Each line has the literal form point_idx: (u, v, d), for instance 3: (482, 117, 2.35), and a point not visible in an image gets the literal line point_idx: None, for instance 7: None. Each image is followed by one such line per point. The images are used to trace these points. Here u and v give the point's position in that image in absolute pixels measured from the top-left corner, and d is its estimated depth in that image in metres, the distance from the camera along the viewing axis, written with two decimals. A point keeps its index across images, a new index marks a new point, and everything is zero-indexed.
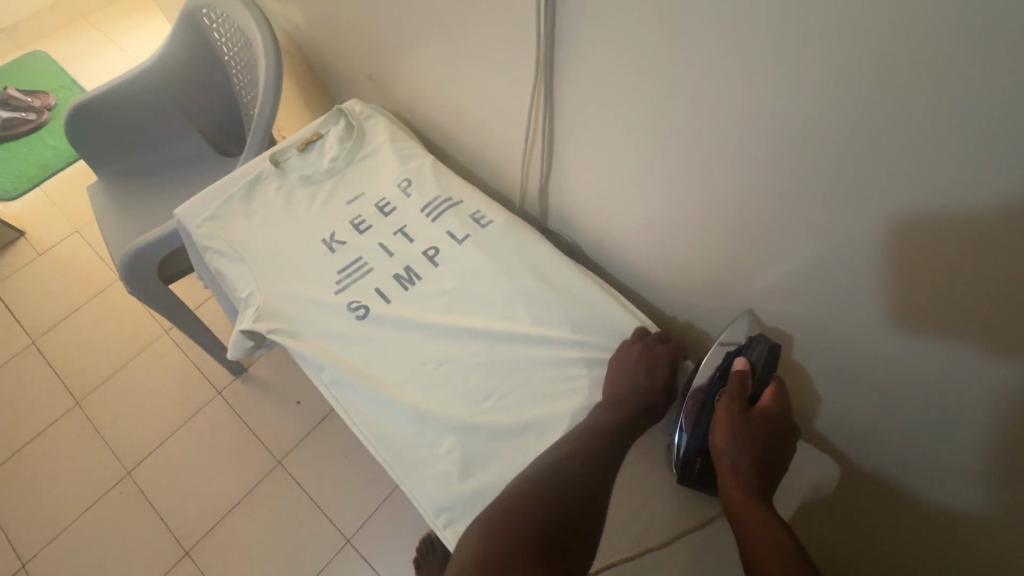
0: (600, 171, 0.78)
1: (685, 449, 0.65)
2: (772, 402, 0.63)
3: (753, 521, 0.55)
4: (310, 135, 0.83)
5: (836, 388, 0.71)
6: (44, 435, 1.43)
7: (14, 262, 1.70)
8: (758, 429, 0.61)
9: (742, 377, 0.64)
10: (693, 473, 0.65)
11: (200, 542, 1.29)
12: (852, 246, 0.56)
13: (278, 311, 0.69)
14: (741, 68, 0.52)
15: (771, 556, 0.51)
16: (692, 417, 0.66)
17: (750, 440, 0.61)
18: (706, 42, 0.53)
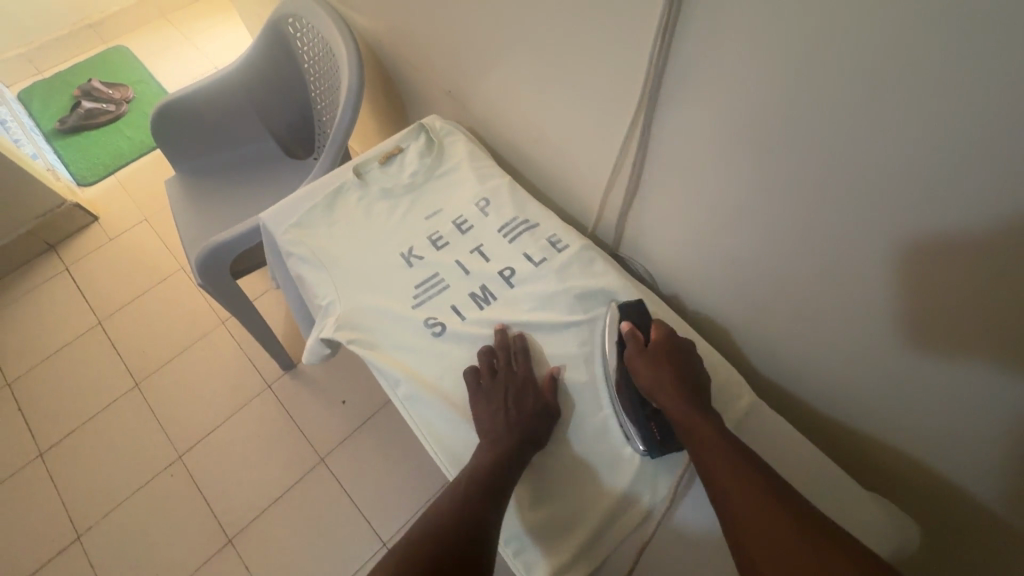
0: (677, 201, 0.77)
1: (635, 423, 0.64)
2: (664, 338, 0.67)
3: (720, 465, 0.57)
4: (391, 149, 0.85)
5: (921, 441, 0.68)
6: (104, 413, 1.50)
7: (87, 245, 1.80)
8: (667, 366, 0.64)
9: (634, 334, 0.67)
10: (655, 438, 0.63)
11: (244, 531, 1.32)
12: (962, 300, 0.53)
13: (355, 323, 0.70)
14: (851, 116, 0.51)
15: (749, 507, 0.53)
16: (625, 390, 0.66)
17: (668, 381, 0.63)
18: (816, 91, 0.52)
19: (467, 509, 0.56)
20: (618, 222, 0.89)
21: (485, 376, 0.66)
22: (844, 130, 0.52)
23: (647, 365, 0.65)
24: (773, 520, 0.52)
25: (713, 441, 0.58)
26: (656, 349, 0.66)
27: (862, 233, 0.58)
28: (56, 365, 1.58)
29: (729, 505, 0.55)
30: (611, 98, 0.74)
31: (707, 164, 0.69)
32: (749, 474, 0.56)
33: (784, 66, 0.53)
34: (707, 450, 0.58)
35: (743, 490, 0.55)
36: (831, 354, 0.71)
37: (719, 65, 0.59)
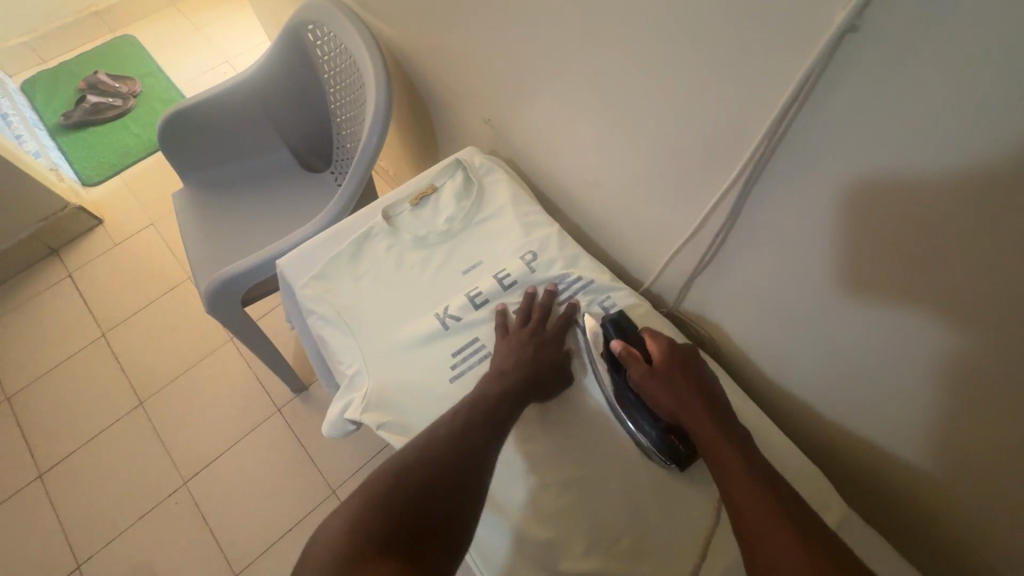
0: (746, 267, 0.67)
1: (652, 441, 0.61)
2: (664, 350, 0.63)
3: (738, 482, 0.51)
4: (424, 188, 0.75)
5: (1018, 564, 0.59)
6: (106, 433, 1.43)
7: (92, 250, 1.72)
8: (672, 376, 0.61)
9: (629, 350, 0.63)
10: (677, 452, 0.61)
11: (250, 566, 1.26)
12: None
13: (385, 399, 0.62)
14: (996, 218, 0.41)
15: (763, 529, 0.48)
16: (633, 409, 0.63)
17: (678, 392, 0.60)
18: (972, 188, 0.42)
19: (463, 433, 0.55)
20: (682, 281, 0.79)
21: (511, 326, 0.66)
22: (1014, 245, 0.41)
23: (652, 378, 0.61)
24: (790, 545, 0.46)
25: (730, 463, 0.53)
26: (658, 362, 0.62)
27: (1012, 360, 0.46)
28: (58, 378, 1.51)
29: (742, 524, 0.49)
30: (686, 152, 0.64)
31: (804, 241, 0.58)
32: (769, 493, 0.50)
33: (935, 154, 0.43)
34: (723, 464, 0.53)
35: (761, 507, 0.49)
36: (938, 472, 0.60)
37: (843, 139, 0.48)
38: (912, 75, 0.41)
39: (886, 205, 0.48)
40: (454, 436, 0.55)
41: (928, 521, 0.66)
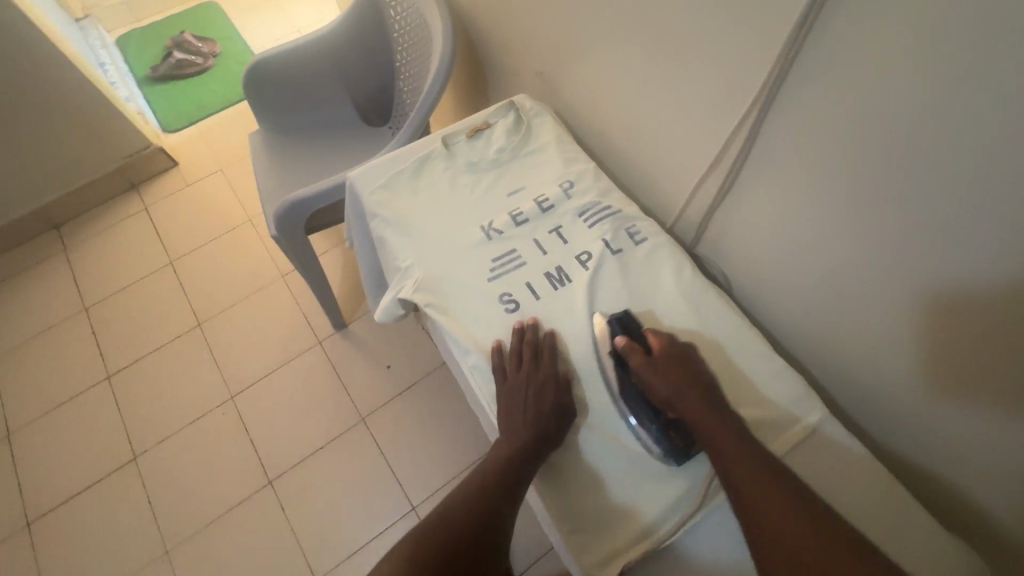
0: (760, 208, 0.74)
1: (652, 436, 0.63)
2: (665, 346, 0.65)
3: (749, 474, 0.55)
4: (480, 124, 0.86)
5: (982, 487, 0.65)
6: (166, 347, 1.59)
7: (167, 187, 1.90)
8: (674, 370, 0.62)
9: (632, 347, 0.65)
10: (675, 445, 0.62)
11: (283, 475, 1.39)
12: None
13: (432, 287, 0.72)
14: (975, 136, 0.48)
15: (778, 521, 0.52)
16: (634, 402, 0.64)
17: (680, 387, 0.61)
18: (955, 112, 0.49)
19: (476, 500, 0.60)
20: (700, 221, 0.84)
21: (509, 370, 0.66)
22: (990, 160, 0.48)
23: (655, 372, 0.63)
24: (795, 532, 0.51)
25: (735, 453, 0.56)
26: (660, 355, 0.64)
27: (991, 273, 0.52)
28: (129, 296, 1.68)
29: (757, 515, 0.53)
30: (715, 96, 0.71)
31: (814, 173, 0.65)
32: (769, 479, 0.54)
33: (928, 77, 0.50)
34: (731, 459, 0.56)
35: (774, 498, 0.53)
36: (921, 400, 0.66)
37: (853, 72, 0.56)
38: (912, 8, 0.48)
39: (886, 129, 0.55)
40: (469, 506, 0.60)
41: (908, 451, 0.72)
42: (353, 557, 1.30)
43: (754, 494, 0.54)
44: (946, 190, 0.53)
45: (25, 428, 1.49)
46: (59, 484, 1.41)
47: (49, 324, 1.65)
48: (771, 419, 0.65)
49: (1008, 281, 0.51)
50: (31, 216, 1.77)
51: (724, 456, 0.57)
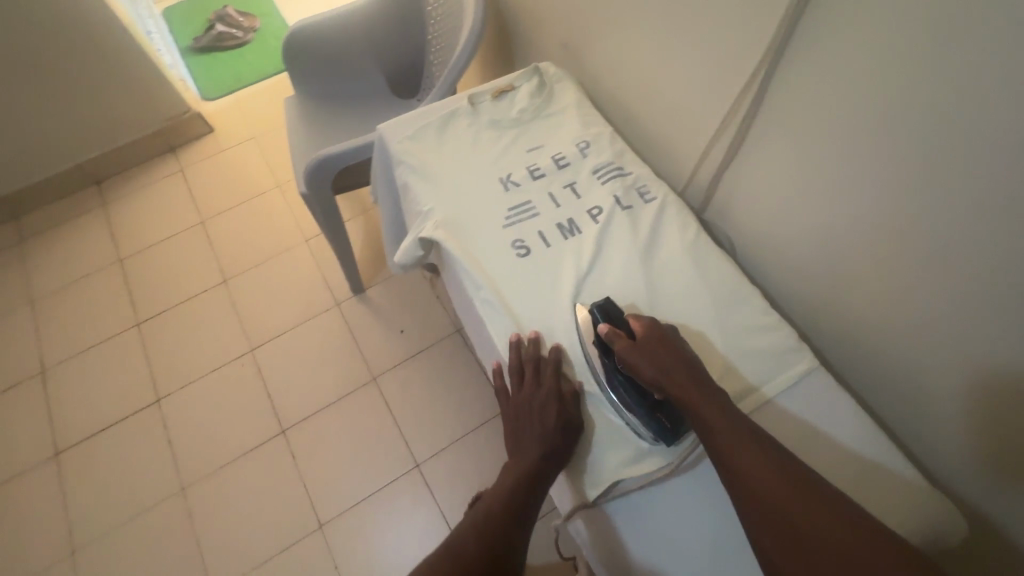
0: (768, 174, 0.78)
1: (640, 422, 0.64)
2: (648, 329, 0.65)
3: (739, 450, 0.56)
4: (505, 86, 0.91)
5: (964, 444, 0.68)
6: (193, 300, 1.67)
7: (201, 152, 1.98)
8: (657, 354, 0.63)
9: (614, 332, 0.65)
10: (665, 430, 0.63)
11: (296, 425, 1.46)
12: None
13: (451, 229, 0.77)
14: (971, 93, 0.52)
15: (772, 494, 0.52)
16: (621, 388, 0.65)
17: (663, 370, 0.61)
18: (954, 71, 0.52)
19: (487, 516, 0.64)
20: (708, 187, 0.88)
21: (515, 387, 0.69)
22: (984, 117, 0.51)
23: (638, 356, 0.63)
24: (783, 502, 0.52)
25: (724, 432, 0.57)
26: (643, 338, 0.64)
27: (981, 228, 0.55)
28: (161, 251, 1.77)
29: (751, 489, 0.53)
30: (731, 63, 0.75)
31: (818, 136, 0.68)
32: (755, 452, 0.55)
33: (929, 33, 0.53)
34: (720, 437, 0.57)
35: (765, 473, 0.54)
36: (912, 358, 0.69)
37: (862, 36, 0.59)
38: None
39: (889, 87, 0.58)
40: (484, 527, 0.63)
41: (897, 412, 0.75)
42: (357, 506, 1.36)
43: (742, 468, 0.55)
44: (944, 146, 0.56)
45: (58, 366, 1.58)
46: (87, 419, 1.49)
47: (86, 272, 1.74)
48: (763, 365, 0.68)
49: (997, 232, 0.54)
50: (75, 170, 1.87)
51: (712, 432, 0.57)
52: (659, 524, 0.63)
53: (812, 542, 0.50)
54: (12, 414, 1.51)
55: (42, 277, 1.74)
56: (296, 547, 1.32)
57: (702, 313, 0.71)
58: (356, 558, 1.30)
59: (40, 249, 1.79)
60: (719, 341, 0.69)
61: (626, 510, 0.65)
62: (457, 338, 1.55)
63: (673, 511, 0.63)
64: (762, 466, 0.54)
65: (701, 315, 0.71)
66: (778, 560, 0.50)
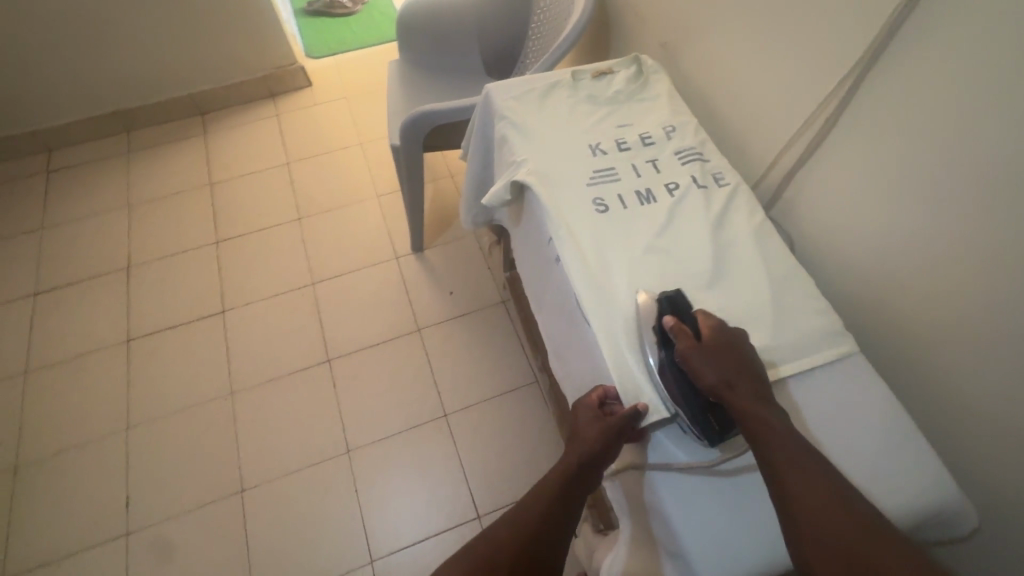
0: (836, 180, 0.84)
1: (689, 418, 0.68)
2: (713, 329, 0.69)
3: (791, 459, 0.59)
4: (605, 69, 1.00)
5: (988, 454, 0.71)
6: (268, 230, 1.81)
7: (298, 102, 2.15)
8: (719, 357, 0.67)
9: (678, 328, 0.69)
10: (712, 430, 0.67)
11: (340, 357, 1.57)
12: None
13: (541, 178, 0.86)
14: None
15: (819, 504, 0.56)
16: (675, 382, 0.68)
17: (723, 373, 0.66)
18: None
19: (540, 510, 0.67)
20: (779, 186, 0.94)
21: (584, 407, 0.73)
22: None
23: (702, 355, 0.67)
24: (829, 511, 0.56)
25: (779, 439, 0.61)
26: (706, 339, 0.68)
27: None
28: (247, 182, 1.93)
29: (798, 496, 0.57)
30: (819, 74, 0.82)
31: (893, 146, 0.74)
32: (802, 461, 0.59)
33: (1009, 58, 0.59)
34: (773, 445, 0.60)
35: (816, 485, 0.57)
36: (950, 366, 0.73)
37: (946, 59, 0.65)
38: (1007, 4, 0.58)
39: (966, 105, 0.64)
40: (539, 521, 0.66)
41: (925, 420, 0.79)
42: (384, 440, 1.45)
43: (790, 476, 0.58)
44: (1008, 163, 0.61)
45: (142, 265, 1.75)
46: (159, 316, 1.65)
47: (180, 189, 1.91)
48: (809, 343, 0.73)
49: None
50: (187, 98, 2.06)
51: (763, 441, 0.61)
52: (703, 504, 0.66)
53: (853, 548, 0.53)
54: (98, 299, 1.68)
55: (141, 186, 1.92)
56: (323, 465, 1.42)
57: (759, 289, 0.77)
58: (375, 488, 1.39)
59: (144, 163, 1.98)
60: (771, 311, 0.75)
61: (674, 487, 0.67)
62: (502, 309, 1.64)
63: (717, 494, 0.67)
64: (809, 473, 0.58)
65: (758, 291, 0.77)
66: (816, 562, 0.54)
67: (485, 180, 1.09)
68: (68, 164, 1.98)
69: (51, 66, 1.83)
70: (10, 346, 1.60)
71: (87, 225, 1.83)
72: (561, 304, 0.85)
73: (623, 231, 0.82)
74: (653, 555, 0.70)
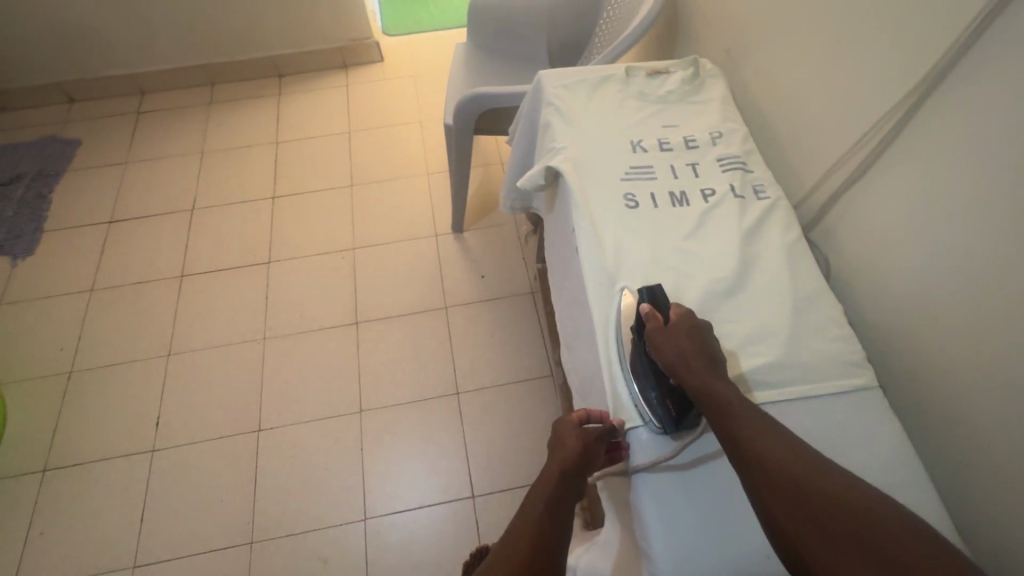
0: (880, 206, 0.80)
1: (652, 406, 0.69)
2: (683, 317, 0.70)
3: (760, 440, 0.59)
4: (661, 68, 0.99)
5: (1001, 514, 0.66)
6: (321, 193, 1.90)
7: (368, 75, 2.24)
8: (683, 341, 0.68)
9: (654, 313, 0.70)
10: (669, 417, 0.67)
11: (368, 322, 1.63)
12: None
13: (576, 167, 0.87)
14: None
15: (789, 480, 0.56)
16: (643, 370, 0.70)
17: (683, 355, 0.67)
18: None
19: (531, 525, 0.65)
20: (823, 207, 0.91)
21: (566, 420, 0.74)
22: None
23: (666, 339, 0.68)
24: (799, 487, 0.55)
25: (747, 423, 0.61)
26: (676, 326, 0.69)
27: None
28: (309, 145, 2.03)
29: (770, 475, 0.57)
30: (875, 95, 0.78)
31: (944, 176, 0.70)
32: (773, 442, 0.59)
33: None
34: (740, 427, 0.61)
35: (785, 463, 0.57)
36: (973, 416, 0.68)
37: (1006, 89, 0.61)
38: None
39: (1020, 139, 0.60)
40: (531, 535, 0.64)
41: (940, 471, 0.74)
42: (395, 407, 1.49)
43: (762, 456, 0.58)
44: None
45: (205, 209, 1.88)
46: (212, 258, 1.77)
47: (248, 144, 2.04)
48: (821, 367, 0.71)
49: None
50: (268, 60, 2.19)
51: (730, 423, 0.61)
52: (692, 514, 0.65)
53: (829, 522, 0.53)
54: (163, 234, 1.82)
55: (216, 136, 2.06)
56: (335, 420, 1.48)
57: (780, 308, 0.75)
58: (380, 450, 1.44)
59: (222, 115, 2.12)
60: (788, 328, 0.73)
61: (661, 490, 0.66)
62: (530, 299, 1.65)
63: (708, 506, 0.65)
64: (781, 454, 0.58)
65: (778, 309, 0.75)
66: (791, 538, 0.54)
67: (526, 167, 1.11)
68: (156, 109, 2.15)
69: (153, 17, 2.00)
70: (83, 265, 1.76)
71: (164, 166, 1.98)
72: (576, 293, 0.85)
73: (649, 230, 0.81)
74: (624, 549, 0.70)
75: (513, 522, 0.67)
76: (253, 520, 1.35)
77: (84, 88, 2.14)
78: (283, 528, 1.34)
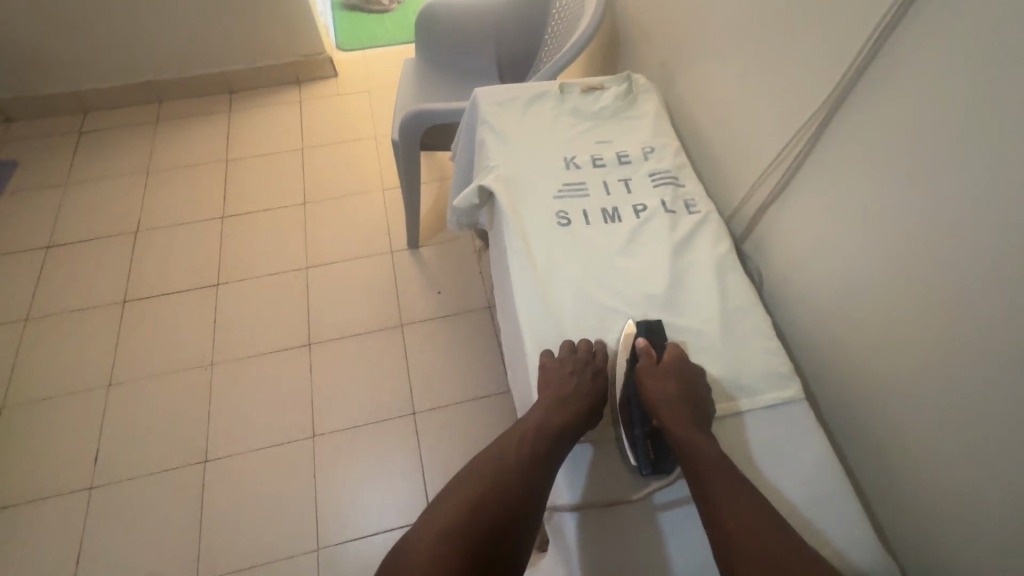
0: (805, 216, 0.82)
1: (631, 443, 0.68)
2: (676, 359, 0.70)
3: (731, 494, 0.59)
4: (595, 84, 0.99)
5: (925, 512, 0.68)
6: (272, 212, 1.85)
7: (322, 91, 2.21)
8: (667, 383, 0.68)
9: (648, 349, 0.71)
10: (647, 456, 0.67)
11: (321, 343, 1.59)
12: (997, 363, 0.57)
13: (509, 186, 0.86)
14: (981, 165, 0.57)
15: (750, 538, 0.56)
16: (631, 405, 0.71)
17: (670, 398, 0.67)
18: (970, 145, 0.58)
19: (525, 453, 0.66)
20: (755, 218, 0.92)
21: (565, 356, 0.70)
22: (983, 187, 0.57)
23: (655, 378, 0.69)
24: (764, 547, 0.55)
25: (722, 474, 0.61)
26: (667, 366, 0.70)
27: (969, 291, 0.59)
28: (261, 163, 1.98)
29: (735, 530, 0.57)
30: (796, 109, 0.81)
31: (859, 186, 0.72)
32: (743, 498, 0.59)
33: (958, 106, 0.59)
34: (712, 475, 0.61)
35: (755, 520, 0.57)
36: (894, 416, 0.71)
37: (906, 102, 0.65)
38: (957, 54, 0.58)
39: (918, 149, 0.63)
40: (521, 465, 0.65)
41: (869, 471, 0.75)
42: (350, 429, 1.45)
43: (728, 511, 0.58)
44: (949, 211, 0.61)
45: (149, 231, 1.81)
46: (157, 281, 1.70)
47: (196, 162, 1.98)
48: (752, 378, 0.72)
49: (980, 298, 0.58)
50: (219, 77, 2.14)
51: (702, 474, 0.61)
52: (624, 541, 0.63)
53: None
54: (104, 259, 1.75)
55: (162, 155, 2.00)
56: (287, 445, 1.43)
57: (707, 327, 0.75)
58: (334, 474, 1.39)
59: (168, 134, 2.05)
60: (715, 348, 0.74)
61: (598, 517, 0.65)
62: (487, 314, 1.63)
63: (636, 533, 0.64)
64: (750, 510, 0.58)
65: (704, 328, 0.75)
66: None
67: (465, 184, 1.10)
68: (99, 128, 2.07)
69: (93, 33, 1.93)
70: (17, 292, 1.67)
71: (106, 187, 1.91)
72: (510, 312, 0.84)
73: (581, 248, 0.81)
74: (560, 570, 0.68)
75: (507, 443, 0.68)
76: (200, 552, 1.29)
77: (19, 107, 2.05)
78: (232, 561, 1.29)
